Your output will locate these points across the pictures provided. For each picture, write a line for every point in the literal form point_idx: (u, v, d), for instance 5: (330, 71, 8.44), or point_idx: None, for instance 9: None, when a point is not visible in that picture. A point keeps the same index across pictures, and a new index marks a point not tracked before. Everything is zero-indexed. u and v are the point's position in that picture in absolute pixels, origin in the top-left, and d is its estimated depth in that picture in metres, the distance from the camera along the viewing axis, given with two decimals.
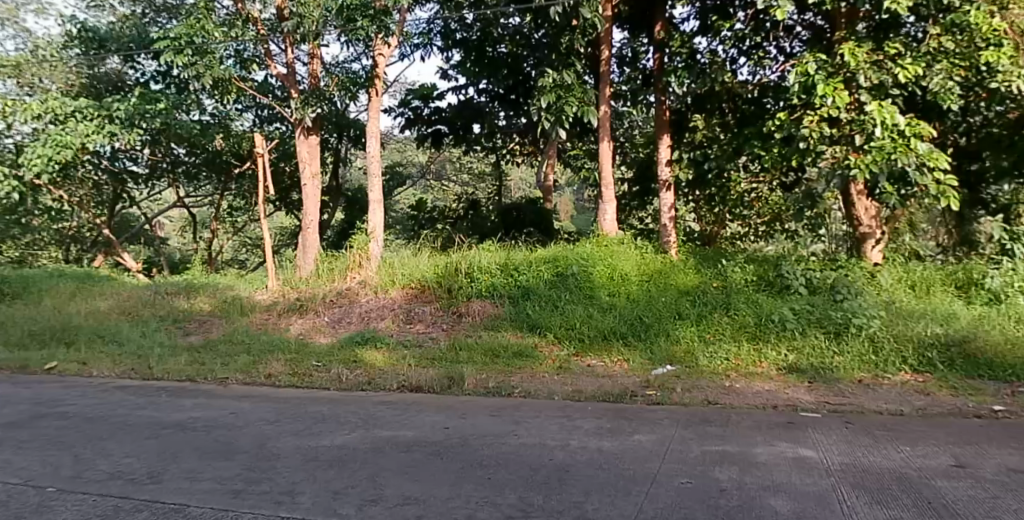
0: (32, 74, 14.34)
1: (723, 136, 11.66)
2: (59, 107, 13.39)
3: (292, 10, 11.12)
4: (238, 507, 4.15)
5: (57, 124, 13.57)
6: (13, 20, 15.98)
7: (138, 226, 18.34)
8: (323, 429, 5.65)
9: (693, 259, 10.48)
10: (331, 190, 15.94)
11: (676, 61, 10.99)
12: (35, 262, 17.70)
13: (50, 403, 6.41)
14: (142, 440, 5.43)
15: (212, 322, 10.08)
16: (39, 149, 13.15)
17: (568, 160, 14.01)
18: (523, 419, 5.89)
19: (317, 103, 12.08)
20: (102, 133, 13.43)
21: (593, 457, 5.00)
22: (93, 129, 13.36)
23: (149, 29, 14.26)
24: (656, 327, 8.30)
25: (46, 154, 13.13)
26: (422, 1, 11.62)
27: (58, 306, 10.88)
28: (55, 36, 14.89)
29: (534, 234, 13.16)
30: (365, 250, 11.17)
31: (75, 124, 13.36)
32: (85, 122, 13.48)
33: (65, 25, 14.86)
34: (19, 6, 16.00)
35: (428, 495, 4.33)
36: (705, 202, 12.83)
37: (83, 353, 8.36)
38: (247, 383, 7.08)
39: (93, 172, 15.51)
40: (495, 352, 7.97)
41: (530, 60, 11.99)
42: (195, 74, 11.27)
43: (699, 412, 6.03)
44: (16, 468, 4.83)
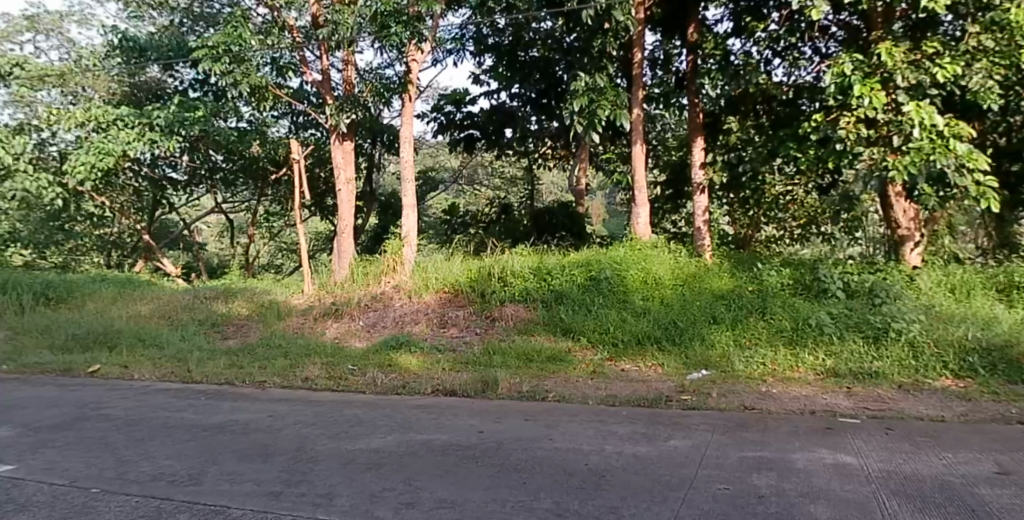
0: (75, 83, 14.73)
1: (758, 138, 11.52)
2: (101, 115, 13.75)
3: (327, 17, 11.28)
4: (277, 509, 4.20)
5: (100, 132, 13.93)
6: (58, 31, 16.40)
7: (178, 231, 18.68)
8: (360, 432, 5.70)
9: (728, 262, 10.36)
10: (365, 194, 16.10)
11: (711, 63, 10.98)
12: (78, 267, 17.76)
13: (96, 405, 6.57)
14: (182, 442, 5.52)
15: (250, 326, 10.21)
16: (82, 157, 13.48)
17: (600, 163, 13.98)
18: (558, 423, 5.87)
19: (352, 109, 12.21)
20: (143, 140, 13.73)
21: (629, 462, 4.97)
22: (134, 136, 13.67)
23: (188, 37, 14.50)
24: (692, 331, 8.24)
25: (90, 161, 13.46)
26: (455, 6, 11.70)
27: (102, 310, 11.13)
28: (97, 46, 15.27)
29: (567, 239, 13.22)
30: (398, 254, 11.20)
31: (117, 132, 13.69)
32: (127, 130, 13.80)
33: (107, 35, 15.20)
34: (63, 16, 16.40)
35: (464, 499, 4.34)
36: (739, 204, 12.70)
37: (127, 356, 8.54)
38: (285, 386, 7.15)
39: (133, 179, 15.86)
40: (529, 356, 7.96)
41: (562, 64, 11.90)
42: (232, 81, 11.48)
43: (736, 417, 5.96)
44: (62, 469, 4.94)
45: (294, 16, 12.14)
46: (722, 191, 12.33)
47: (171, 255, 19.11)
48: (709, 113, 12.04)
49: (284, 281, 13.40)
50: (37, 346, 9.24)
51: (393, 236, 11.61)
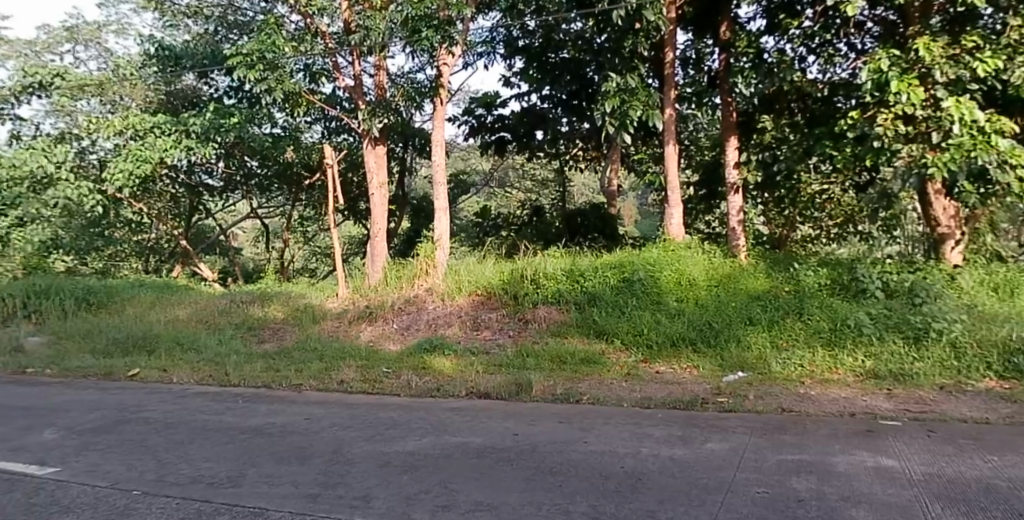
0: (114, 92, 15.07)
1: (793, 137, 11.35)
2: (139, 123, 14.07)
3: (359, 22, 11.41)
4: (315, 511, 4.22)
5: (138, 140, 14.24)
6: (97, 41, 16.75)
7: (213, 236, 18.89)
8: (395, 435, 5.72)
9: (763, 263, 10.23)
10: (397, 198, 16.19)
11: (744, 61, 10.84)
12: (117, 273, 18.13)
13: (136, 408, 6.68)
14: (220, 445, 5.58)
15: (285, 329, 10.33)
16: (122, 165, 13.81)
17: (632, 164, 13.91)
18: (592, 426, 5.84)
19: (384, 114, 12.40)
20: (179, 147, 13.97)
21: (665, 465, 4.92)
22: (171, 144, 13.94)
23: (222, 46, 14.76)
24: (727, 332, 8.13)
25: (129, 169, 13.80)
26: (485, 10, 11.76)
27: (141, 314, 11.33)
28: (134, 55, 15.55)
29: (599, 241, 13.26)
30: (431, 257, 11.20)
31: (155, 139, 13.98)
32: (164, 137, 14.07)
33: (143, 45, 15.50)
34: (100, 26, 16.73)
35: (500, 502, 4.32)
36: (774, 203, 12.55)
37: (166, 360, 8.66)
38: (321, 389, 7.20)
39: (171, 185, 16.13)
40: (564, 359, 7.92)
41: (593, 65, 11.84)
42: (266, 88, 11.64)
43: (773, 420, 5.87)
44: (104, 471, 5.03)
45: (327, 22, 12.19)
46: (757, 190, 12.17)
47: (208, 260, 19.33)
48: (742, 112, 11.87)
49: (319, 285, 13.50)
50: (79, 351, 9.43)
51: (426, 239, 11.62)
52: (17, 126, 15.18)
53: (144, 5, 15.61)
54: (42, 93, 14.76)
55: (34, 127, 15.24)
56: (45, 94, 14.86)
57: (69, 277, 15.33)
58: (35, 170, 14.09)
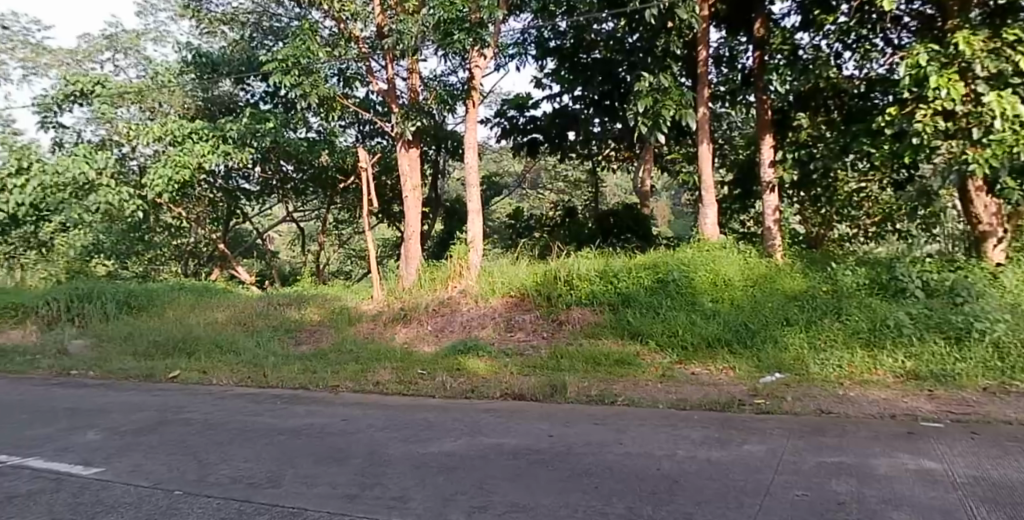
0: (153, 99, 15.34)
1: (830, 134, 11.25)
2: (177, 129, 14.30)
3: (392, 26, 11.50)
4: (353, 512, 4.26)
5: (176, 146, 14.48)
6: (136, 50, 17.06)
7: (251, 241, 19.17)
8: (431, 436, 5.75)
9: (800, 262, 10.09)
10: (431, 201, 16.23)
11: (778, 58, 11.01)
12: (157, 276, 18.49)
13: (177, 409, 6.80)
14: (259, 445, 5.66)
15: (322, 332, 10.42)
16: (160, 171, 14.06)
17: (666, 164, 13.99)
18: (628, 427, 5.82)
19: (417, 117, 12.45)
20: (217, 153, 14.22)
21: (702, 467, 4.89)
22: (209, 149, 14.18)
23: (257, 52, 14.91)
24: (764, 333, 8.05)
25: (167, 175, 14.06)
26: (516, 12, 11.69)
27: (181, 317, 11.52)
28: (173, 63, 15.81)
29: (633, 241, 13.18)
30: (464, 259, 11.28)
31: (193, 145, 14.22)
32: (201, 143, 14.31)
33: (181, 53, 15.80)
34: (140, 35, 17.05)
35: (536, 503, 4.33)
36: (810, 203, 12.50)
37: (205, 362, 8.80)
38: (357, 391, 7.27)
39: (209, 190, 16.37)
40: (597, 361, 7.89)
41: (624, 64, 11.79)
42: (302, 93, 11.79)
43: (812, 421, 5.79)
44: (147, 472, 5.13)
45: (360, 27, 12.28)
46: (792, 189, 12.16)
47: (245, 263, 19.61)
48: (777, 110, 11.72)
49: (354, 287, 13.64)
50: (121, 354, 9.62)
51: (460, 241, 11.68)
52: (59, 134, 15.53)
53: (181, 13, 15.96)
54: (83, 101, 15.06)
55: (76, 134, 15.60)
56: (86, 102, 15.16)
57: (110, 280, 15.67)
58: (77, 177, 14.41)
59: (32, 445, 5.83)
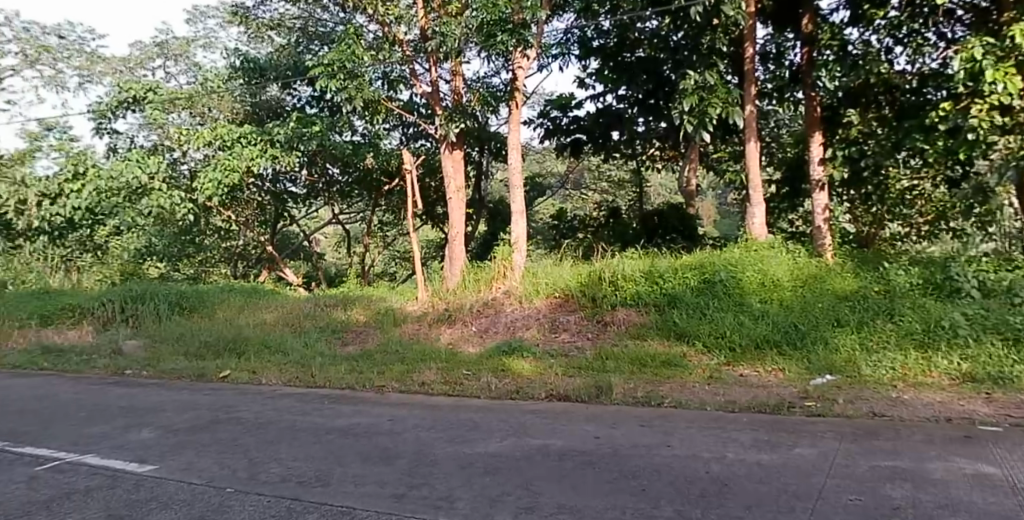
0: (203, 104, 15.74)
1: (881, 131, 10.98)
2: (226, 133, 14.64)
3: (434, 29, 11.59)
4: (401, 511, 4.29)
5: (225, 149, 14.79)
6: (185, 56, 17.40)
7: (298, 242, 19.37)
8: (477, 437, 5.77)
9: (851, 262, 9.89)
10: (475, 202, 16.27)
11: (828, 54, 10.78)
12: (207, 278, 18.95)
13: (228, 409, 6.93)
14: (308, 444, 5.74)
15: (368, 333, 10.52)
16: (210, 174, 14.38)
17: (712, 163, 13.97)
18: (675, 430, 5.76)
19: (460, 118, 12.51)
20: (265, 157, 14.48)
21: (752, 470, 4.81)
22: (257, 153, 14.45)
23: (304, 56, 15.10)
24: (814, 334, 7.90)
25: (216, 179, 14.41)
26: (559, 12, 11.70)
27: (232, 318, 11.73)
28: (221, 69, 16.25)
29: (678, 241, 13.04)
30: (509, 260, 11.33)
31: (241, 149, 14.51)
32: (250, 147, 14.60)
33: (229, 59, 16.20)
34: (189, 41, 17.37)
35: (583, 505, 4.31)
36: (862, 201, 12.06)
37: (254, 362, 8.95)
38: (403, 391, 7.34)
39: (258, 193, 16.62)
40: (643, 361, 7.84)
41: (669, 63, 11.70)
42: (347, 97, 11.93)
43: (865, 425, 5.66)
44: (200, 469, 5.23)
45: (404, 30, 12.42)
46: (841, 188, 11.79)
47: (292, 265, 19.93)
48: (825, 107, 11.59)
49: (397, 290, 13.53)
50: (173, 353, 9.85)
51: (503, 242, 11.73)
52: (113, 140, 15.99)
53: (230, 20, 16.35)
54: (135, 107, 15.50)
55: (128, 140, 16.00)
56: (138, 109, 15.57)
57: (162, 282, 16.03)
58: (131, 181, 14.83)
59: (90, 442, 5.99)
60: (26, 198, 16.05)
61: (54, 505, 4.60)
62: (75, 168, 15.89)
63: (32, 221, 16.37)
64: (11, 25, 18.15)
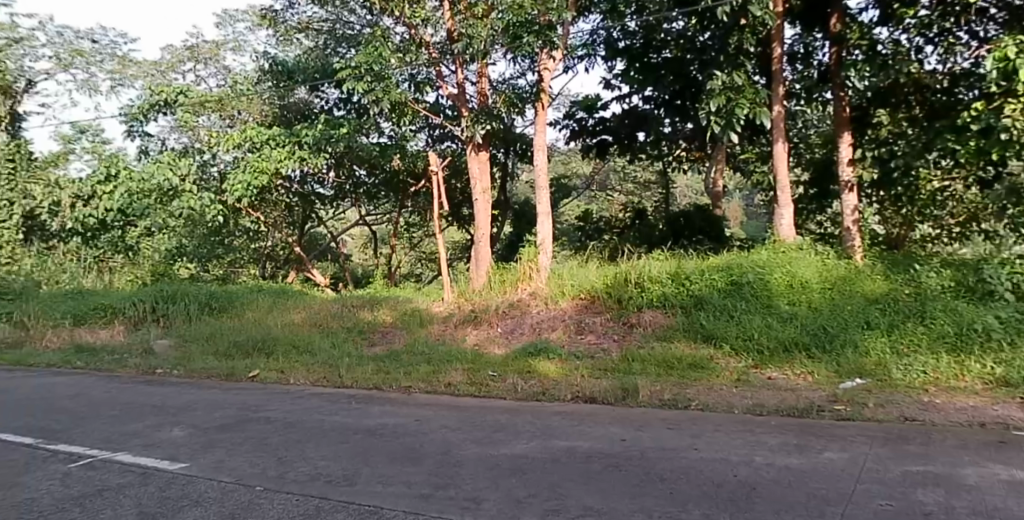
0: (233, 107, 16.00)
1: (912, 131, 10.94)
2: (256, 136, 14.89)
3: (461, 31, 11.73)
4: (428, 511, 4.32)
5: (255, 151, 15.05)
6: (215, 59, 17.60)
7: (326, 243, 19.55)
8: (503, 438, 5.78)
9: (881, 264, 9.77)
10: (500, 203, 16.25)
11: (857, 54, 10.66)
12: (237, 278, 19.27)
13: (257, 408, 7.00)
14: (335, 444, 5.80)
15: (395, 333, 10.60)
16: (240, 176, 14.65)
17: (740, 164, 13.99)
18: (702, 433, 5.73)
19: (487, 120, 12.44)
20: (293, 158, 14.62)
21: (781, 474, 4.77)
22: (286, 155, 14.60)
23: (332, 59, 15.04)
24: (843, 337, 7.82)
25: (246, 180, 14.63)
26: (585, 13, 11.72)
27: (260, 318, 11.87)
28: (251, 72, 16.61)
29: (705, 243, 12.97)
30: (534, 261, 11.37)
31: (270, 151, 14.70)
32: (278, 149, 14.77)
33: (259, 62, 16.51)
34: (219, 45, 17.56)
35: (609, 507, 4.30)
36: (891, 202, 12.08)
37: (282, 362, 9.03)
38: (429, 391, 7.37)
39: (286, 195, 16.78)
40: (670, 364, 7.81)
41: (695, 64, 11.65)
42: (374, 99, 12.03)
43: (896, 429, 5.59)
44: (230, 468, 5.30)
45: (431, 32, 12.52)
46: (871, 188, 11.88)
47: (320, 266, 20.14)
48: (855, 108, 11.59)
49: (426, 290, 13.75)
50: (203, 353, 9.98)
51: (529, 243, 11.76)
52: (145, 142, 16.26)
53: (260, 24, 16.56)
54: (167, 110, 15.82)
55: (159, 142, 16.25)
56: (170, 111, 15.88)
57: (192, 283, 16.27)
58: (162, 183, 15.09)
59: (121, 440, 6.09)
60: (61, 199, 17.61)
61: (87, 502, 4.67)
62: (107, 170, 16.20)
63: (64, 223, 17.78)
64: (46, 30, 18.50)
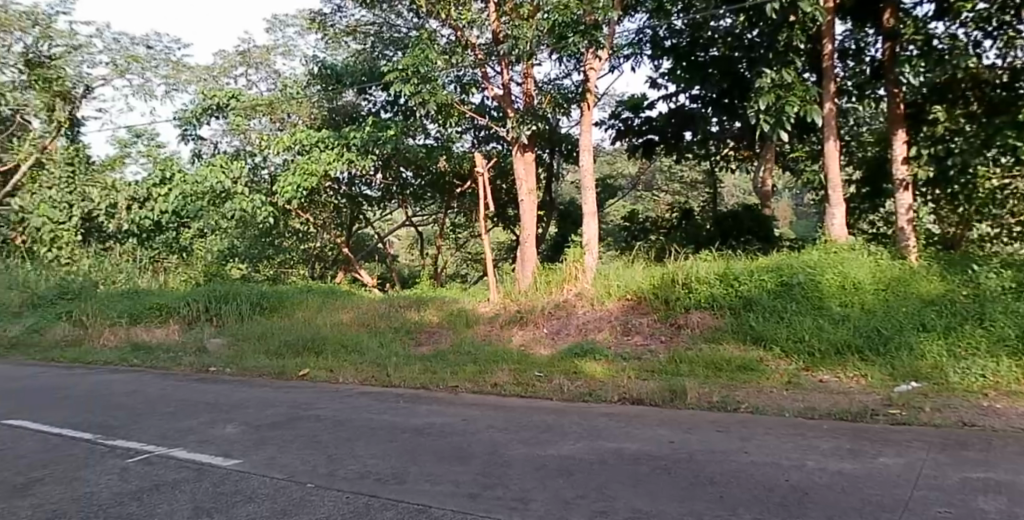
0: (282, 110, 16.31)
1: (970, 128, 10.56)
2: (306, 138, 15.16)
3: (507, 32, 11.85)
4: (476, 511, 4.34)
5: (304, 153, 15.31)
6: (266, 64, 17.95)
7: (373, 244, 19.83)
8: (550, 439, 5.79)
9: (937, 264, 9.52)
10: (545, 203, 16.27)
11: (911, 50, 10.39)
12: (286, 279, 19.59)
13: (307, 406, 7.12)
14: (384, 442, 5.87)
15: (441, 333, 10.69)
16: (291, 179, 14.92)
17: (790, 163, 13.81)
18: (751, 436, 5.66)
19: (532, 121, 12.47)
20: (342, 160, 14.82)
21: (834, 479, 4.69)
22: (334, 157, 14.81)
23: (379, 62, 15.16)
24: (898, 339, 7.65)
25: (296, 182, 14.89)
26: (631, 12, 11.64)
27: (310, 318, 12.09)
28: (300, 76, 16.90)
29: (754, 242, 12.81)
30: (580, 262, 11.38)
31: (319, 154, 14.93)
32: (327, 151, 14.99)
33: (308, 66, 16.80)
34: (269, 50, 17.90)
35: (658, 510, 4.28)
36: (947, 201, 11.78)
37: (331, 361, 9.17)
38: (476, 391, 7.42)
39: (334, 197, 17.05)
40: (719, 366, 7.73)
41: (743, 62, 11.54)
42: (421, 101, 12.14)
43: (954, 434, 5.44)
44: (282, 464, 5.41)
45: (477, 34, 12.57)
46: (926, 187, 11.55)
47: (367, 267, 20.42)
48: (910, 104, 11.41)
49: (471, 290, 13.87)
50: (255, 351, 10.18)
51: (575, 243, 11.75)
52: (198, 145, 16.69)
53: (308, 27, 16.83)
54: (219, 114, 16.38)
55: (212, 145, 16.68)
56: (222, 115, 16.43)
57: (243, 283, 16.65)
58: (215, 185, 15.49)
59: (176, 436, 6.26)
60: (118, 202, 18.32)
61: (144, 496, 4.81)
62: (162, 173, 16.65)
63: (121, 225, 18.56)
64: (103, 36, 19.07)
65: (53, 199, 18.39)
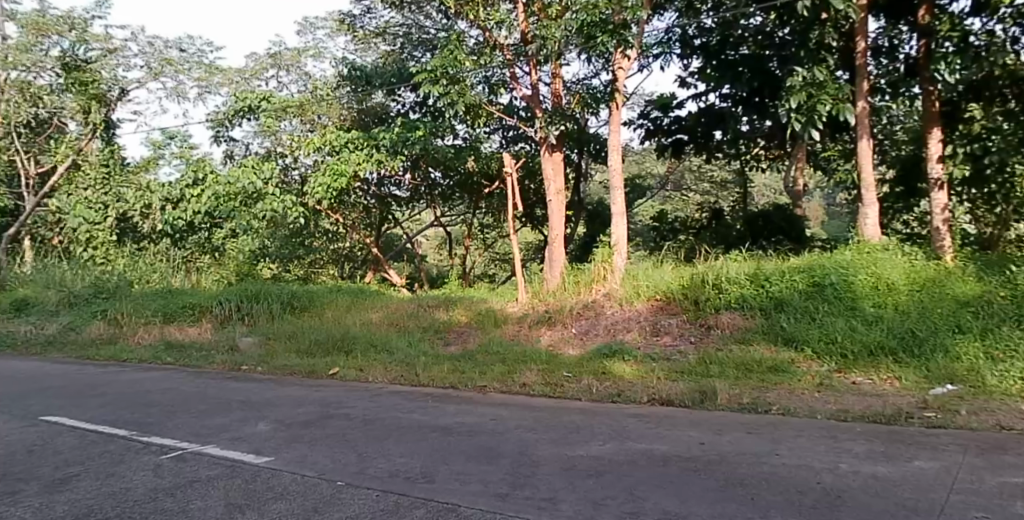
0: (312, 112, 16.45)
1: (1008, 125, 10.52)
2: (335, 139, 15.27)
3: (535, 31, 11.90)
4: (506, 510, 4.36)
5: (333, 154, 15.44)
6: (297, 66, 18.14)
7: (401, 244, 19.95)
8: (579, 439, 5.78)
9: (974, 265, 9.36)
10: (574, 203, 16.28)
11: (947, 46, 10.13)
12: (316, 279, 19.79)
13: (337, 405, 7.19)
14: (413, 441, 5.91)
15: (469, 333, 10.74)
16: (321, 179, 15.09)
17: (821, 162, 13.64)
18: (783, 438, 5.60)
19: (560, 121, 12.49)
20: (371, 161, 14.95)
21: (868, 483, 4.63)
22: (363, 158, 14.96)
23: (408, 63, 15.25)
24: (933, 341, 7.53)
25: (327, 183, 15.04)
26: (660, 11, 11.57)
27: (340, 317, 12.22)
28: (330, 77, 17.07)
29: (785, 242, 12.70)
30: (608, 262, 11.34)
31: (349, 154, 15.06)
32: (357, 152, 15.12)
33: (338, 67, 16.97)
34: (300, 52, 18.08)
35: (689, 512, 4.26)
36: (983, 201, 11.57)
37: (361, 361, 9.25)
38: (506, 391, 7.44)
39: (364, 197, 17.22)
40: (749, 367, 7.67)
41: (774, 60, 11.50)
42: (450, 102, 12.11)
43: (992, 438, 5.34)
44: (312, 462, 5.47)
45: (505, 35, 12.59)
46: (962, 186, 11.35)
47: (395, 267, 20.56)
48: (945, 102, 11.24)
49: (499, 290, 13.91)
50: (287, 350, 10.32)
51: (603, 243, 11.69)
52: (230, 146, 16.93)
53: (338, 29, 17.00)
54: (251, 115, 16.62)
55: (243, 146, 16.91)
56: (253, 117, 16.67)
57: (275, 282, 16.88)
58: (247, 186, 15.79)
59: (209, 434, 6.36)
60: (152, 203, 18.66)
61: (178, 492, 4.90)
62: (195, 175, 16.91)
63: (155, 224, 18.80)
64: (138, 40, 19.44)
65: (90, 200, 18.93)
